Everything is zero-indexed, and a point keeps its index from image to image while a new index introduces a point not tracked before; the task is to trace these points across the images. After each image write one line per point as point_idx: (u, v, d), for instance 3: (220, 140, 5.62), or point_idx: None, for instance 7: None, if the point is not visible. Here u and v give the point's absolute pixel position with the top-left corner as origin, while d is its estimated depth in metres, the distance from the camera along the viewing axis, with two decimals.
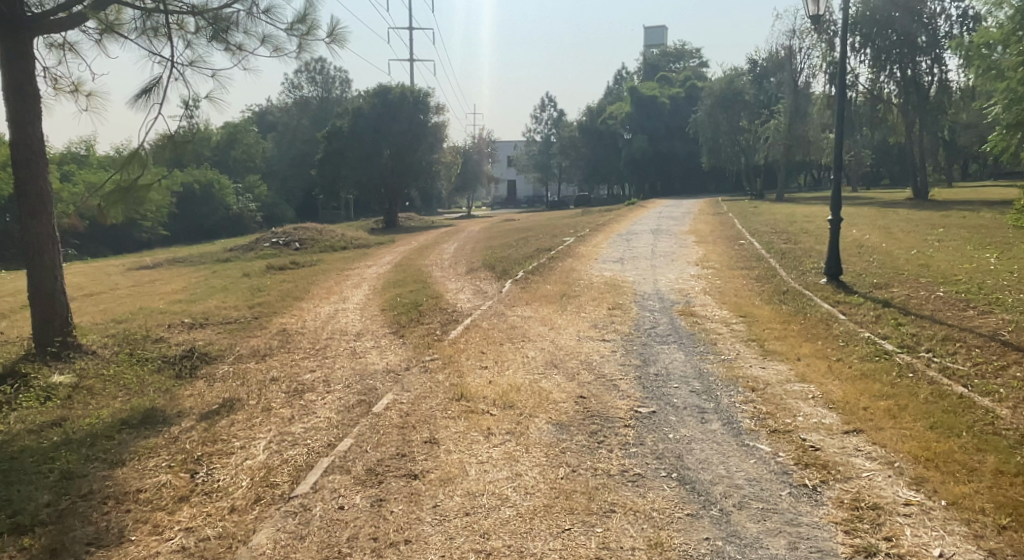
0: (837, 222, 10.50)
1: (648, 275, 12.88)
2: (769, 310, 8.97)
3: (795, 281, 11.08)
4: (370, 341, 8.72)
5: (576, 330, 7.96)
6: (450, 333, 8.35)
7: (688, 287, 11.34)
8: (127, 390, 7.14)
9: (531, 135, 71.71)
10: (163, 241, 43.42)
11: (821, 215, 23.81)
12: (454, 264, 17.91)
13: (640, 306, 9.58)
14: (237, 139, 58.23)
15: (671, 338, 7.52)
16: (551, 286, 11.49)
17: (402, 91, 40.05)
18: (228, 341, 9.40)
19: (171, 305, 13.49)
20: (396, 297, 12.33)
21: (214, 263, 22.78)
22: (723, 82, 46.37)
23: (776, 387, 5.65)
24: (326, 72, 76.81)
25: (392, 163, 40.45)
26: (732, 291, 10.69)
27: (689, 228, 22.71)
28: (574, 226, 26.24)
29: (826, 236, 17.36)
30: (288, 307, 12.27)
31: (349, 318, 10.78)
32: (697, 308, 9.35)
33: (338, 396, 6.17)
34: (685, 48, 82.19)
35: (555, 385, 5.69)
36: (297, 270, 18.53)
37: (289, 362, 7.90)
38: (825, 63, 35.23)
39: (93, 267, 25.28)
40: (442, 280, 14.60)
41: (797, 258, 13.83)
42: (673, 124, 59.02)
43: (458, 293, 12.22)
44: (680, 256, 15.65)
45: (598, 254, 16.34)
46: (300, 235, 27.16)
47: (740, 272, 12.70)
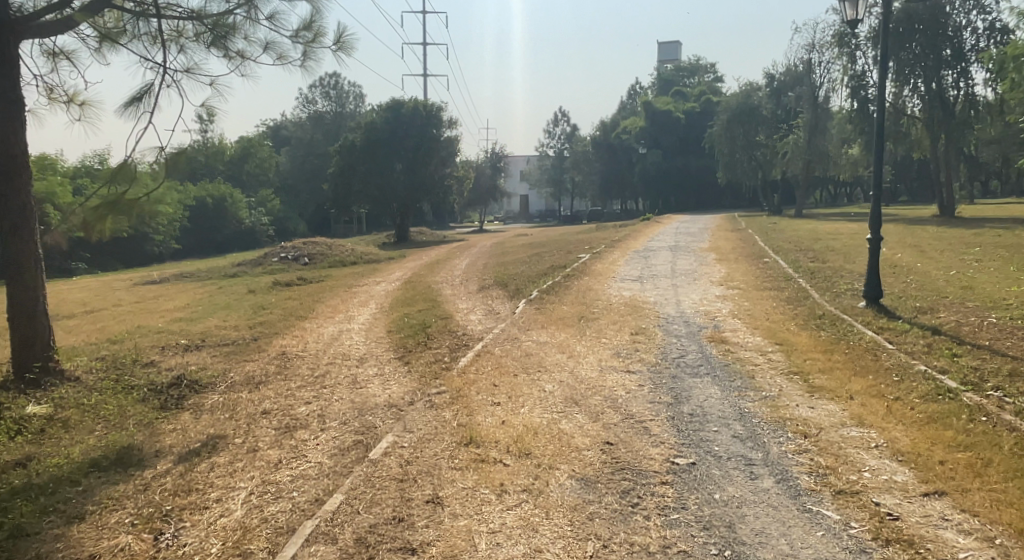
0: (875, 240, 9.79)
1: (670, 295, 12.20)
2: (807, 337, 8.24)
3: (830, 303, 10.35)
4: (374, 367, 8.08)
5: (598, 358, 7.27)
6: (460, 359, 7.70)
7: (715, 310, 10.64)
8: (105, 423, 6.51)
9: (545, 150, 71.38)
10: (174, 254, 43.16)
11: (846, 232, 23.01)
12: (465, 281, 17.30)
13: (665, 331, 8.88)
14: (251, 153, 58.33)
15: (703, 369, 6.82)
16: (567, 307, 10.83)
17: (415, 106, 40.04)
18: (223, 365, 8.78)
19: (170, 324, 12.92)
20: (404, 317, 11.72)
21: (221, 278, 22.36)
22: (739, 97, 45.77)
23: (831, 432, 4.95)
24: (341, 87, 77.13)
25: (405, 177, 40.07)
26: (763, 315, 9.98)
27: (708, 245, 22.00)
28: (589, 242, 25.61)
29: (855, 255, 16.59)
30: (290, 327, 11.67)
31: (353, 341, 10.17)
32: (727, 333, 8.64)
33: (333, 436, 5.49)
34: (699, 63, 81.75)
35: (577, 428, 5.00)
36: (303, 286, 18.00)
37: (286, 391, 7.28)
38: (846, 77, 34.53)
39: (100, 281, 24.95)
40: (453, 299, 13.97)
41: (828, 278, 13.09)
42: (688, 139, 58.39)
43: (468, 313, 11.59)
44: (702, 274, 14.95)
45: (615, 272, 15.67)
46: (310, 249, 26.68)
47: (768, 293, 11.99)
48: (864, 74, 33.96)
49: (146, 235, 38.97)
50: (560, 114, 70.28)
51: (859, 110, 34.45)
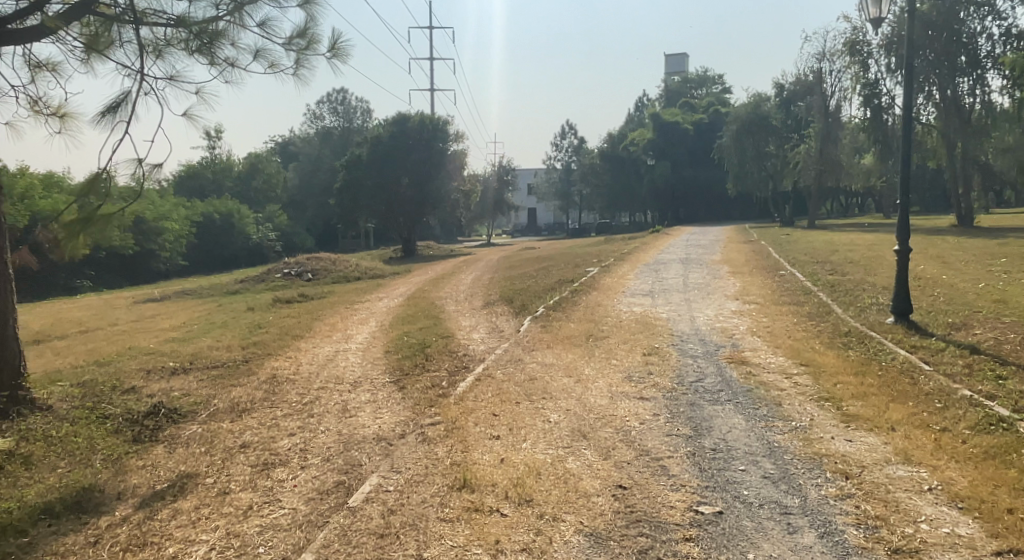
0: (902, 253, 9.23)
1: (683, 311, 11.61)
2: (834, 356, 7.62)
3: (854, 319, 9.72)
4: (367, 393, 7.52)
5: (608, 383, 6.69)
6: (459, 383, 7.13)
7: (731, 327, 10.03)
8: (71, 459, 5.96)
9: (552, 163, 71.07)
10: (181, 271, 42.88)
11: (863, 244, 22.35)
12: (470, 297, 16.78)
13: (679, 350, 8.28)
14: (259, 169, 58.39)
15: (723, 394, 6.24)
16: (575, 325, 10.24)
17: (422, 119, 39.71)
18: (209, 390, 8.25)
19: (161, 344, 12.41)
20: (404, 336, 11.17)
21: (222, 295, 21.89)
22: (749, 107, 45.21)
23: (875, 472, 4.36)
24: (348, 102, 77.35)
25: (411, 192, 39.72)
26: (783, 332, 9.36)
27: (721, 257, 21.36)
28: (598, 255, 25.04)
29: (876, 267, 15.96)
30: (284, 347, 11.14)
31: (348, 362, 9.62)
32: (746, 353, 8.04)
33: (313, 475, 4.94)
34: (707, 75, 81.37)
35: (586, 468, 4.42)
36: (304, 303, 17.48)
37: (270, 420, 6.73)
38: (858, 85, 33.93)
39: (101, 300, 24.56)
40: (457, 316, 13.43)
41: (849, 292, 12.47)
42: (697, 151, 57.88)
43: (471, 331, 11.04)
44: (716, 288, 14.36)
45: (625, 286, 15.08)
46: (314, 264, 26.24)
47: (787, 308, 11.38)
48: (877, 82, 33.36)
49: (152, 251, 38.69)
50: (567, 127, 70.00)
51: (872, 119, 33.84)
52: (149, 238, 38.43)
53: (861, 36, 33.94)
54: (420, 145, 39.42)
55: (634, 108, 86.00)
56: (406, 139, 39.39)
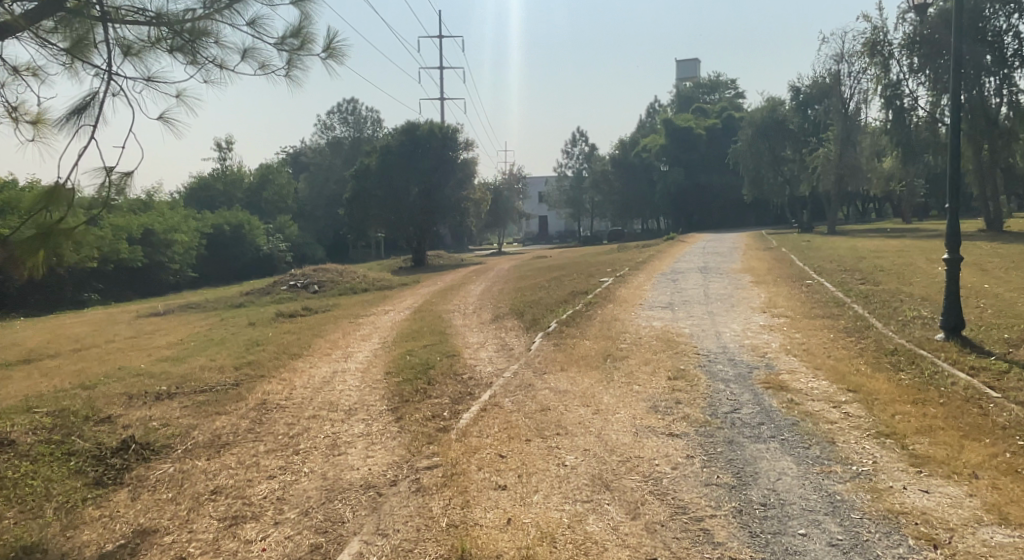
0: (953, 263, 8.42)
1: (708, 326, 10.78)
2: (885, 382, 6.78)
3: (898, 337, 8.90)
4: (362, 424, 6.76)
5: (632, 414, 5.88)
6: (462, 414, 6.34)
7: (764, 344, 9.18)
8: (18, 509, 5.19)
9: (564, 170, 70.39)
10: (190, 283, 42.35)
11: (890, 250, 21.44)
12: (479, 310, 16.05)
13: (709, 374, 7.45)
14: (269, 179, 57.96)
15: (765, 430, 5.43)
16: (591, 343, 9.43)
17: (431, 128, 39.11)
18: (191, 420, 7.49)
19: (153, 364, 11.68)
20: (407, 355, 10.42)
21: (226, 309, 21.19)
22: (764, 111, 44.33)
23: (968, 537, 3.56)
24: (358, 113, 77.27)
25: (422, 201, 39.13)
26: (822, 351, 8.52)
27: (741, 266, 20.47)
28: (612, 263, 24.23)
29: (908, 276, 15.11)
30: (280, 367, 10.38)
31: (347, 385, 8.86)
32: (784, 378, 7.21)
33: (286, 535, 4.18)
34: (719, 80, 80.49)
35: (614, 535, 3.66)
36: (308, 318, 16.74)
37: (251, 458, 5.97)
38: (880, 86, 33.09)
39: (104, 314, 23.94)
40: (464, 332, 12.66)
41: (887, 305, 11.62)
42: (711, 156, 56.96)
43: (479, 350, 10.30)
44: (740, 299, 13.53)
45: (642, 298, 14.27)
46: (320, 276, 25.60)
47: (820, 323, 10.52)
48: (899, 82, 32.51)
49: (161, 263, 38.27)
50: (578, 134, 69.35)
51: (894, 121, 32.96)
52: (157, 250, 38.02)
53: (881, 36, 33.22)
54: (430, 153, 38.85)
55: (645, 114, 85.24)
56: (415, 147, 38.81)
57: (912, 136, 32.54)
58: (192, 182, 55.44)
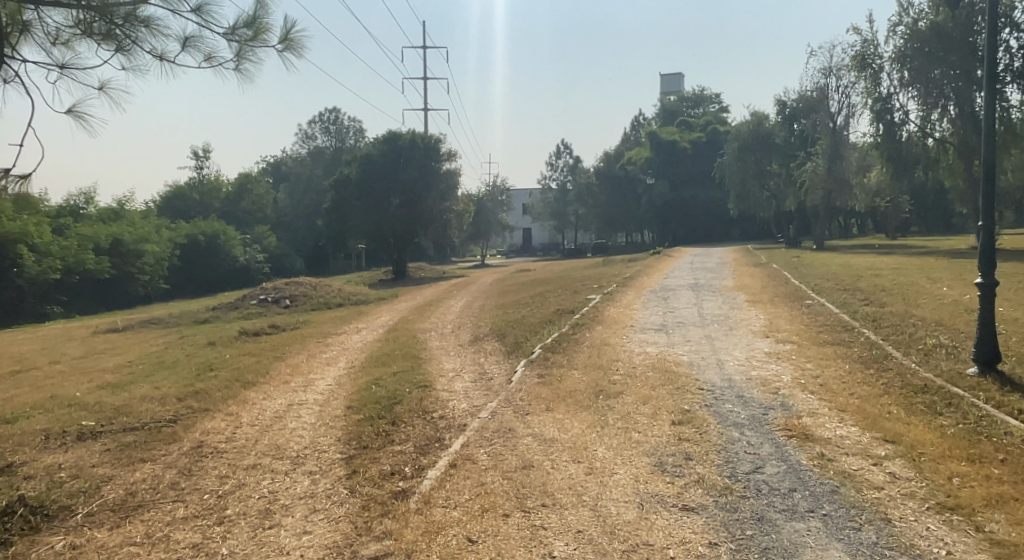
0: (988, 289, 7.50)
1: (709, 354, 9.76)
2: (928, 432, 5.77)
3: (924, 370, 7.95)
4: (309, 479, 5.61)
5: (635, 476, 4.81)
6: (427, 471, 5.20)
7: (775, 378, 8.13)
8: None
9: (548, 182, 69.72)
10: (162, 295, 40.78)
11: (887, 268, 20.66)
12: (457, 329, 14.96)
13: (719, 417, 6.40)
14: (247, 189, 56.61)
15: (799, 501, 4.38)
16: (581, 375, 8.34)
17: (413, 137, 38.16)
18: (107, 470, 6.28)
19: (90, 392, 10.43)
20: (374, 385, 9.28)
21: (189, 326, 19.91)
22: (750, 125, 43.85)
23: None
24: (340, 122, 76.28)
25: (403, 212, 38.08)
26: (842, 388, 7.51)
27: (733, 283, 19.59)
28: (598, 279, 23.28)
29: (913, 297, 14.29)
30: (229, 398, 9.15)
31: (300, 423, 7.68)
32: (807, 423, 6.17)
33: None
34: (704, 94, 80.29)
35: None
36: (273, 337, 15.54)
37: (161, 530, 4.80)
38: (869, 100, 32.65)
39: (60, 330, 22.50)
40: (440, 356, 11.57)
41: (899, 331, 10.72)
42: (696, 170, 56.37)
43: (455, 379, 9.19)
44: (737, 321, 12.57)
45: (632, 319, 13.23)
46: (292, 290, 24.37)
47: (831, 351, 9.53)
48: (890, 96, 32.09)
49: (130, 275, 36.73)
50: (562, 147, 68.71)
51: (884, 135, 32.43)
52: (126, 260, 36.53)
53: (871, 49, 32.80)
54: (412, 163, 37.86)
55: (630, 127, 84.81)
56: (396, 157, 37.83)
57: (904, 150, 32.10)
58: (168, 191, 53.92)
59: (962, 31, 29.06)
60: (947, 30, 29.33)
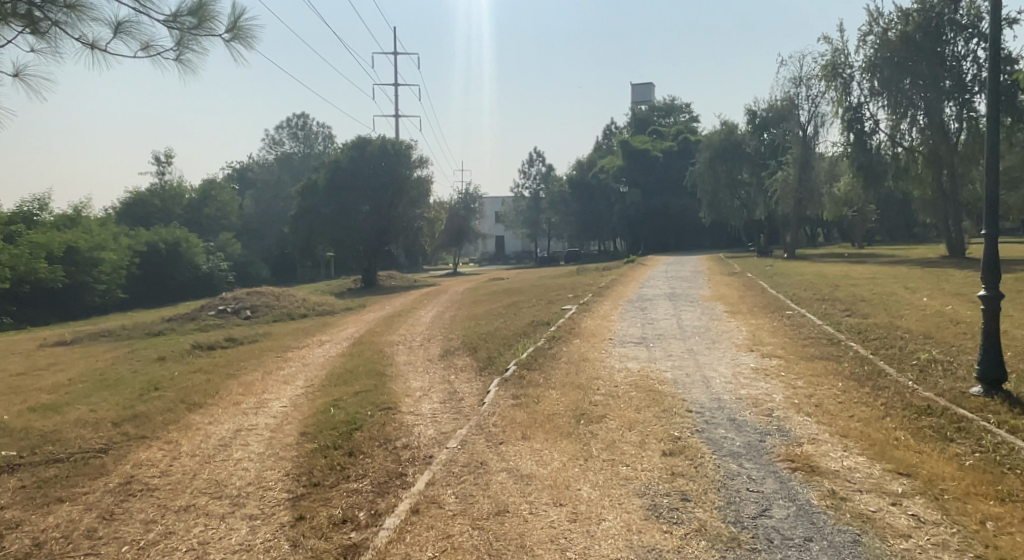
0: (993, 302, 7.02)
1: (694, 371, 9.18)
2: (948, 463, 5.20)
3: (924, 389, 7.46)
4: (248, 526, 4.84)
5: (626, 523, 4.16)
6: (384, 519, 4.47)
7: (767, 398, 7.54)
8: None
9: (519, 190, 69.32)
10: (120, 304, 39.33)
11: (864, 277, 20.39)
12: (426, 343, 14.22)
13: (714, 446, 5.78)
14: (211, 195, 55.21)
15: (819, 555, 3.75)
16: (558, 396, 7.67)
17: (383, 144, 37.39)
18: (13, 515, 5.43)
19: (19, 415, 9.50)
20: (333, 407, 8.51)
21: (142, 339, 18.86)
22: (721, 134, 43.89)
23: None
24: (309, 128, 75.19)
25: (372, 220, 37.24)
26: (841, 409, 6.97)
27: (710, 292, 19.13)
28: (572, 288, 22.70)
29: (896, 308, 13.91)
30: (171, 423, 8.31)
31: (247, 453, 6.90)
32: (809, 452, 5.58)
33: None
34: (674, 103, 80.69)
35: None
36: (229, 352, 14.64)
37: None
38: (840, 109, 32.65)
39: (5, 343, 21.27)
40: (406, 372, 10.83)
41: (889, 344, 10.25)
42: (667, 178, 56.33)
43: (422, 400, 8.46)
44: (719, 334, 12.02)
45: (610, 331, 12.62)
46: (254, 300, 23.39)
47: (821, 367, 9.02)
48: (860, 106, 32.17)
49: (86, 284, 35.30)
50: (534, 155, 68.44)
51: (855, 144, 32.37)
52: (81, 269, 35.09)
53: (841, 58, 32.91)
54: (382, 169, 37.09)
55: (602, 136, 84.84)
56: (366, 164, 37.02)
57: (874, 160, 32.15)
58: (128, 198, 52.30)
59: (931, 41, 29.27)
60: (916, 39, 29.49)
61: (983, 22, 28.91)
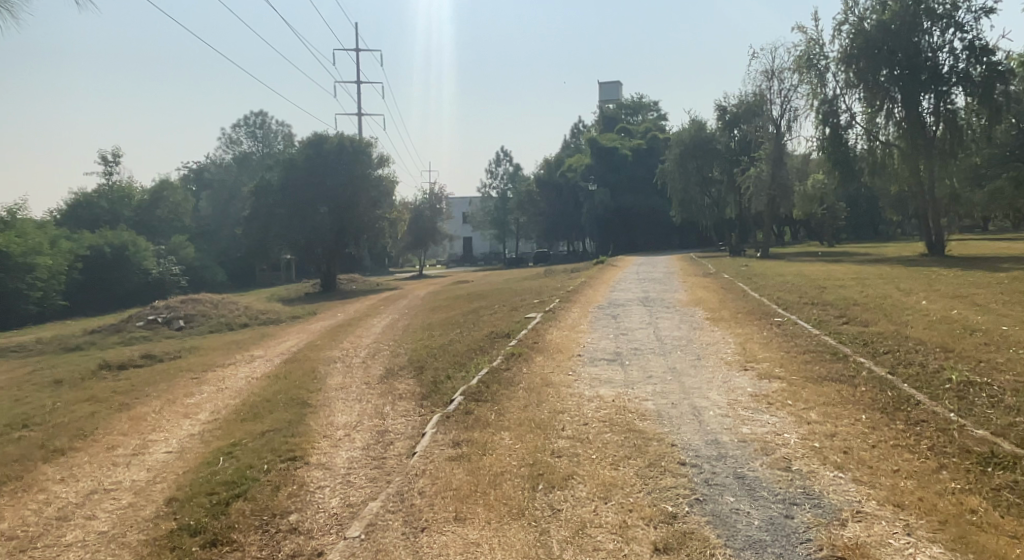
0: None
1: (684, 399, 7.49)
2: None
3: (975, 427, 5.90)
4: None
5: None
6: None
7: (779, 441, 5.86)
8: None
9: (486, 190, 67.78)
10: (60, 313, 36.73)
11: (850, 278, 18.98)
12: (369, 360, 12.39)
13: (722, 530, 4.07)
14: (163, 197, 52.57)
15: None
16: (510, 443, 5.91)
17: (341, 141, 35.27)
18: None
19: None
20: (225, 456, 6.62)
21: (56, 355, 16.72)
22: (691, 130, 42.53)
23: None
24: (267, 127, 72.69)
25: (331, 221, 35.06)
26: (883, 461, 5.33)
27: (686, 296, 17.59)
28: (539, 292, 20.97)
29: (896, 314, 12.46)
30: (8, 482, 6.39)
31: (83, 535, 5.03)
32: (863, 541, 3.89)
33: None
34: (642, 101, 79.74)
35: None
36: (140, 372, 12.66)
37: None
38: (815, 101, 31.48)
39: None
40: (334, 400, 9.00)
41: (908, 360, 8.70)
42: (636, 176, 55.00)
43: (339, 445, 6.64)
44: (704, 348, 10.38)
45: (579, 345, 10.93)
46: (189, 309, 21.26)
47: (835, 392, 7.43)
48: (835, 98, 31.05)
49: (18, 292, 32.71)
50: (501, 154, 67.15)
51: (831, 138, 31.15)
52: (12, 276, 32.49)
53: (815, 49, 31.80)
54: (340, 167, 34.95)
55: (570, 134, 83.52)
56: (323, 162, 34.85)
57: (850, 155, 31.00)
58: (73, 199, 49.32)
59: (907, 30, 28.27)
60: (893, 28, 28.44)
61: (959, 12, 28.05)
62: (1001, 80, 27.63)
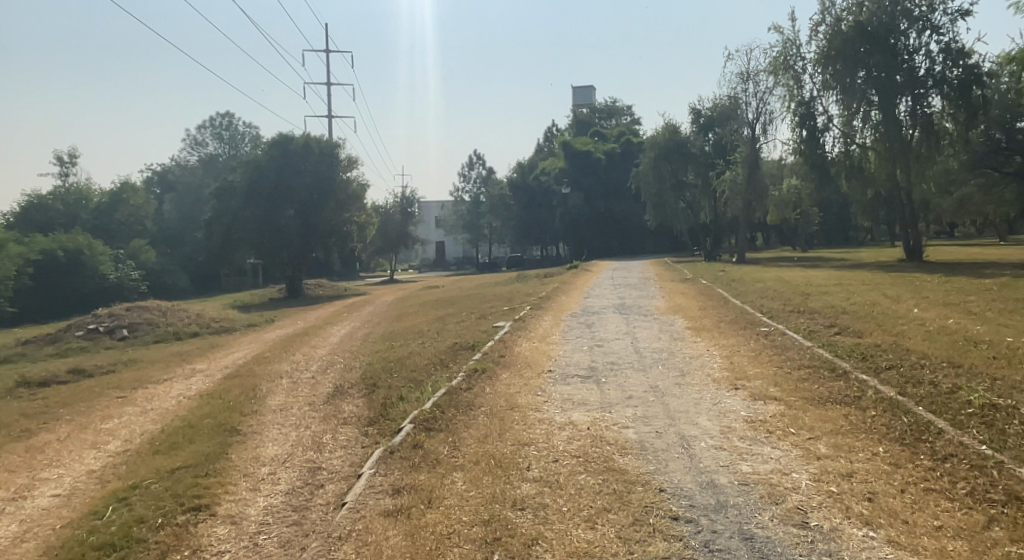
0: None
1: (670, 426, 6.44)
2: None
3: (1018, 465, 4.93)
4: None
5: None
6: None
7: (787, 484, 4.84)
8: None
9: (459, 193, 66.67)
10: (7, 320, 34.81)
11: (831, 284, 18.20)
12: (320, 374, 11.21)
13: None
14: (122, 199, 50.56)
15: None
16: (464, 488, 4.83)
17: (307, 141, 33.76)
18: None
19: None
20: (119, 502, 5.43)
21: None
22: (666, 133, 41.76)
23: None
24: (234, 128, 70.80)
25: (296, 225, 33.61)
26: (919, 512, 4.32)
27: (663, 302, 16.67)
28: (510, 299, 19.89)
29: (889, 323, 11.61)
30: None
31: None
32: None
33: None
34: (615, 106, 79.38)
35: None
36: (61, 390, 11.31)
37: None
38: (792, 104, 30.89)
39: None
40: (268, 426, 7.82)
41: (915, 377, 7.78)
42: (610, 181, 54.25)
43: (259, 488, 5.49)
44: (688, 362, 9.39)
45: (550, 359, 9.88)
46: (136, 317, 19.84)
47: (842, 418, 6.45)
48: (812, 101, 30.51)
49: None
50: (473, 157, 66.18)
51: (807, 140, 30.56)
52: None
53: (791, 50, 31.25)
54: (305, 168, 33.45)
55: (543, 138, 82.84)
56: (286, 162, 33.28)
57: (826, 159, 30.45)
58: (27, 201, 47.16)
59: (884, 31, 27.77)
60: (869, 30, 27.94)
61: (935, 14, 27.64)
62: (977, 83, 27.22)
